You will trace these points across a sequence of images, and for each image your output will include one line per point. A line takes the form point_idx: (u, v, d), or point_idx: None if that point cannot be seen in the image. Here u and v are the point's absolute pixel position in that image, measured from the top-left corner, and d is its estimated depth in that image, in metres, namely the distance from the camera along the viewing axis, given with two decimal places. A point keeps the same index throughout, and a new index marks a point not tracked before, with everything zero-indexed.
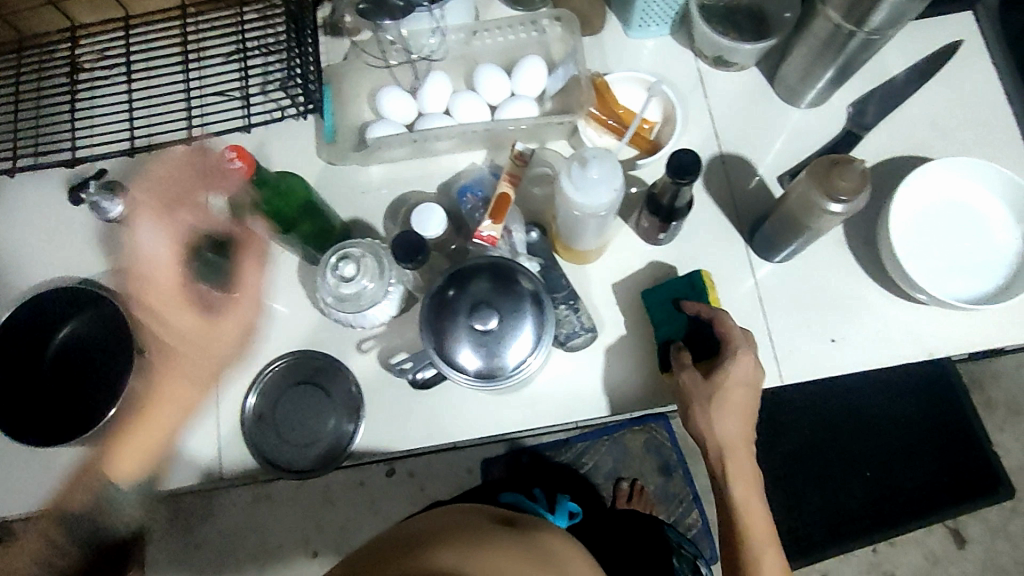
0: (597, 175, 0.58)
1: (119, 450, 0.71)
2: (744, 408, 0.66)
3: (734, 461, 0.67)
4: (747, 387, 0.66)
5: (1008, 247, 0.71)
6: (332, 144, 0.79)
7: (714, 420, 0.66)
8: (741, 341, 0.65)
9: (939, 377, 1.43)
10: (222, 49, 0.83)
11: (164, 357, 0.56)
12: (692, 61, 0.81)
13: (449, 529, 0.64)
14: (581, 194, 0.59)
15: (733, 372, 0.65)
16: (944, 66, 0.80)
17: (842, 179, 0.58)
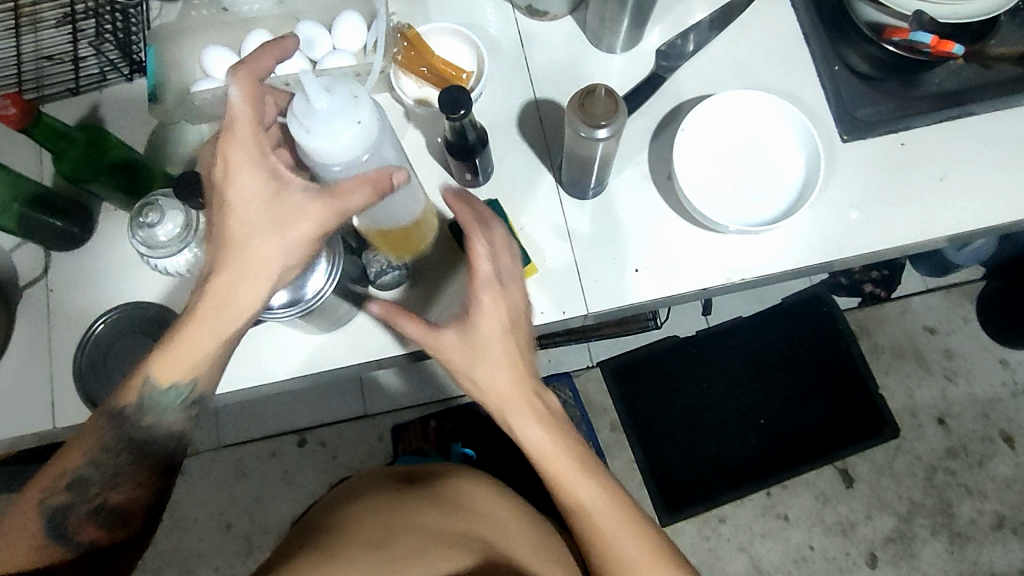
0: (328, 104, 0.55)
1: (166, 357, 0.60)
2: (504, 355, 0.62)
3: (512, 414, 0.63)
4: (508, 334, 0.61)
5: (794, 175, 0.77)
6: (159, 103, 0.79)
7: (470, 370, 0.62)
8: (486, 281, 0.60)
9: (826, 321, 1.48)
10: (50, 10, 0.84)
11: (223, 272, 0.58)
12: (509, 12, 0.84)
13: (356, 510, 0.78)
14: (312, 130, 0.55)
15: (479, 323, 0.60)
16: (747, 11, 0.84)
17: (594, 106, 0.64)
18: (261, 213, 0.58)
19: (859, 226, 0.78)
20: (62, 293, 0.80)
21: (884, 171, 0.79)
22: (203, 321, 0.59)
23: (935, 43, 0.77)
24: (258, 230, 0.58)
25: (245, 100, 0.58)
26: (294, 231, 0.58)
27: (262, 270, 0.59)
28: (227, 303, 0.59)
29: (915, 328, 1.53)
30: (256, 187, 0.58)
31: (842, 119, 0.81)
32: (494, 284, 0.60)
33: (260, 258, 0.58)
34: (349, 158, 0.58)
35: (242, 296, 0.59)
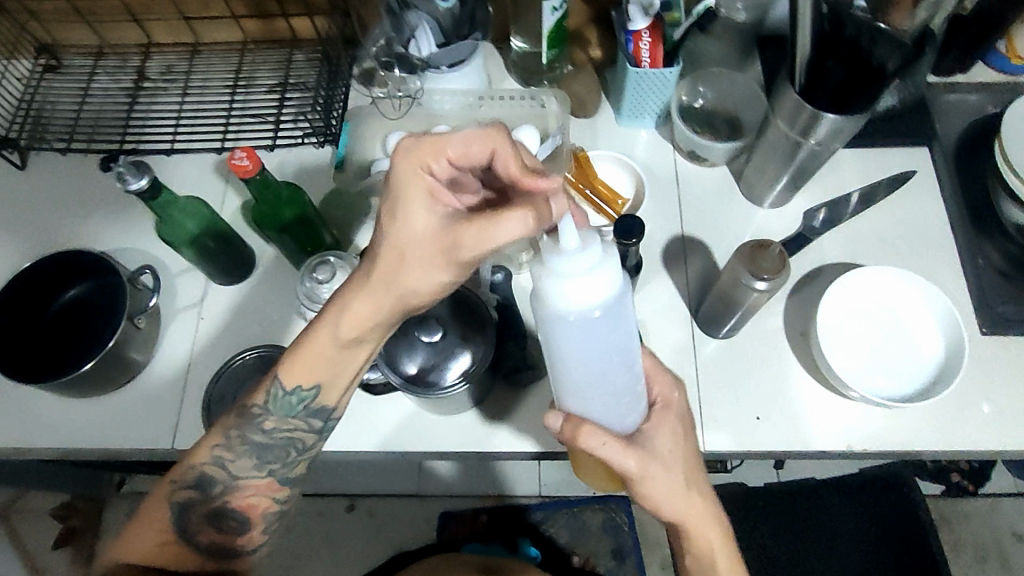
0: (577, 242, 0.47)
1: (294, 367, 0.63)
2: (684, 473, 0.61)
3: (697, 530, 0.63)
4: (686, 441, 0.63)
5: (932, 355, 0.77)
6: (341, 171, 0.88)
7: (657, 481, 0.60)
8: (673, 410, 0.63)
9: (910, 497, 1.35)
10: (267, 79, 0.96)
11: (370, 277, 0.58)
12: (670, 152, 0.91)
13: None
14: (557, 275, 0.48)
15: (656, 437, 0.61)
16: (896, 192, 0.89)
17: (763, 260, 0.67)
18: (421, 251, 0.56)
19: (990, 420, 0.77)
20: (211, 323, 0.85)
21: (1023, 372, 0.79)
22: (315, 338, 0.61)
23: None
24: (409, 261, 0.56)
25: (504, 139, 0.56)
26: (433, 250, 0.55)
27: (374, 303, 0.58)
28: (337, 316, 0.60)
29: (1002, 529, 1.44)
30: (426, 209, 0.56)
31: (981, 312, 0.82)
32: (674, 405, 0.63)
33: (394, 284, 0.57)
34: (580, 310, 0.49)
35: (349, 333, 0.60)
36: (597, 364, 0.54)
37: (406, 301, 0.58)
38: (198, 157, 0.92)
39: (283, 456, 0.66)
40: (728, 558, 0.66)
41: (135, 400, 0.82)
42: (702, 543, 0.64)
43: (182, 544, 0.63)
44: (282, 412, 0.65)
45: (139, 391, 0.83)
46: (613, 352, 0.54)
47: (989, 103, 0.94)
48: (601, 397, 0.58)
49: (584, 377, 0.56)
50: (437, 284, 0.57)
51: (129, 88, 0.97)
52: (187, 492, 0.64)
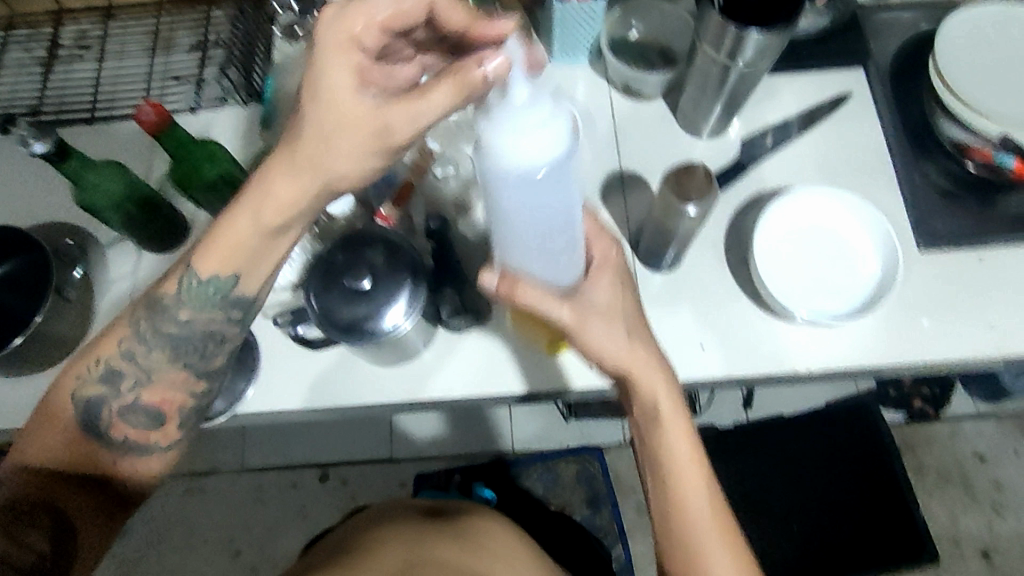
0: (526, 97, 0.45)
1: (209, 253, 0.63)
2: (623, 322, 0.62)
3: (641, 383, 0.63)
4: (627, 293, 0.64)
5: (869, 273, 0.78)
6: (268, 128, 0.86)
7: (597, 329, 0.61)
8: (612, 270, 0.64)
9: (872, 412, 1.42)
10: (187, 39, 0.92)
11: (296, 153, 0.57)
12: (605, 89, 0.89)
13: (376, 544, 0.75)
14: (500, 127, 0.46)
15: (598, 287, 0.63)
16: (833, 114, 0.88)
17: (689, 183, 0.66)
18: (342, 126, 0.55)
19: (929, 334, 0.78)
20: (146, 292, 0.83)
21: (958, 284, 0.80)
22: (239, 220, 0.61)
23: (1016, 167, 0.81)
24: (336, 142, 0.56)
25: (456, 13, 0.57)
26: (360, 131, 0.55)
27: (302, 182, 0.58)
28: (257, 195, 0.59)
29: (964, 452, 1.48)
30: (350, 80, 0.54)
31: (919, 229, 0.82)
32: (614, 262, 0.64)
33: (322, 156, 0.56)
34: (526, 168, 0.48)
35: (275, 218, 0.60)
36: (536, 216, 0.54)
37: (341, 175, 0.58)
38: (119, 124, 0.89)
39: (201, 348, 0.67)
40: (677, 423, 0.65)
41: None
42: (649, 401, 0.64)
43: (86, 439, 0.66)
44: (198, 304, 0.66)
45: None
46: (554, 206, 0.54)
47: (924, 21, 0.93)
48: (540, 250, 0.58)
49: (513, 228, 0.56)
50: (362, 157, 0.57)
51: (42, 57, 0.93)
52: (93, 388, 0.66)
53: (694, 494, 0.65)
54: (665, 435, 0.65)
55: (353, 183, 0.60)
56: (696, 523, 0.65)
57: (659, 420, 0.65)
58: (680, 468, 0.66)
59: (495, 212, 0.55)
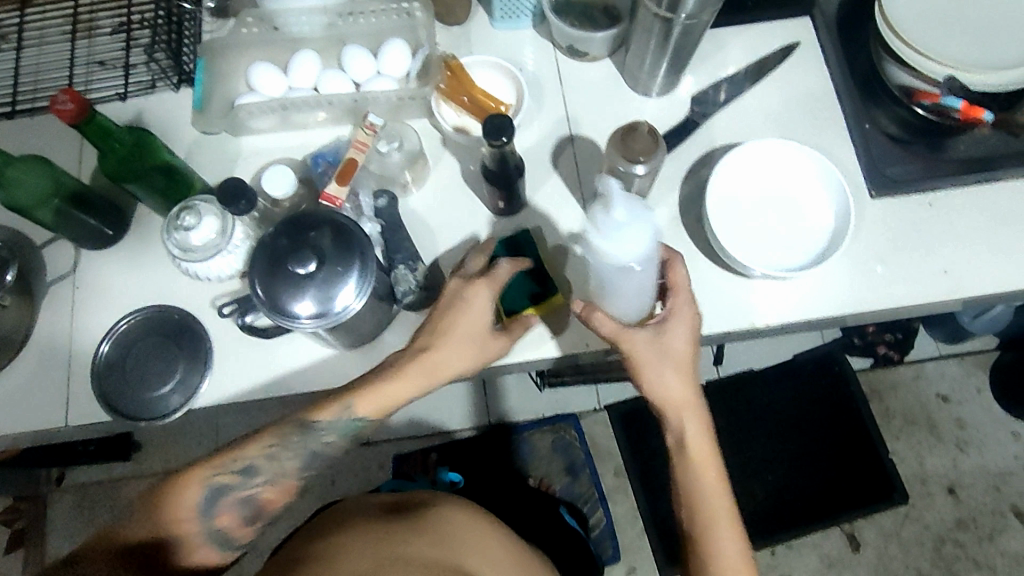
0: (626, 215, 0.57)
1: (365, 396, 0.65)
2: (687, 370, 0.67)
3: (687, 415, 0.67)
4: (687, 332, 0.68)
5: (824, 225, 0.78)
6: (202, 112, 0.82)
7: (660, 374, 0.67)
8: (684, 307, 0.68)
9: (840, 364, 1.44)
10: (109, 22, 0.87)
11: (442, 319, 0.68)
12: (550, 52, 0.87)
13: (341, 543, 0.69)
14: (602, 234, 0.59)
15: (672, 328, 0.67)
16: (781, 64, 0.87)
17: (634, 142, 0.65)
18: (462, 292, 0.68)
19: (882, 280, 0.78)
20: (89, 290, 0.80)
21: (911, 228, 0.81)
22: (407, 375, 0.66)
23: (965, 108, 0.81)
24: (455, 329, 0.67)
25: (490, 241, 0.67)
26: (482, 291, 0.68)
27: (456, 337, 0.67)
28: (410, 370, 0.66)
29: (928, 394, 1.51)
30: (485, 314, 0.68)
31: (871, 175, 0.82)
32: (688, 298, 0.68)
33: (463, 322, 0.67)
34: (620, 261, 0.60)
35: (452, 366, 0.67)
36: (635, 287, 0.66)
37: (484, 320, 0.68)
38: (45, 117, 0.85)
39: (313, 459, 0.66)
40: (703, 439, 0.67)
41: (16, 382, 0.77)
42: (683, 422, 0.67)
43: (191, 522, 0.62)
44: (343, 430, 0.66)
45: (19, 373, 0.78)
46: (645, 283, 0.66)
47: None
48: (628, 298, 0.68)
49: (622, 293, 0.67)
50: (480, 300, 0.67)
51: None
52: (226, 475, 0.63)
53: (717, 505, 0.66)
54: (693, 450, 0.67)
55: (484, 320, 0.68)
56: (716, 535, 0.65)
57: (689, 443, 0.67)
58: (705, 485, 0.66)
59: (598, 275, 0.67)
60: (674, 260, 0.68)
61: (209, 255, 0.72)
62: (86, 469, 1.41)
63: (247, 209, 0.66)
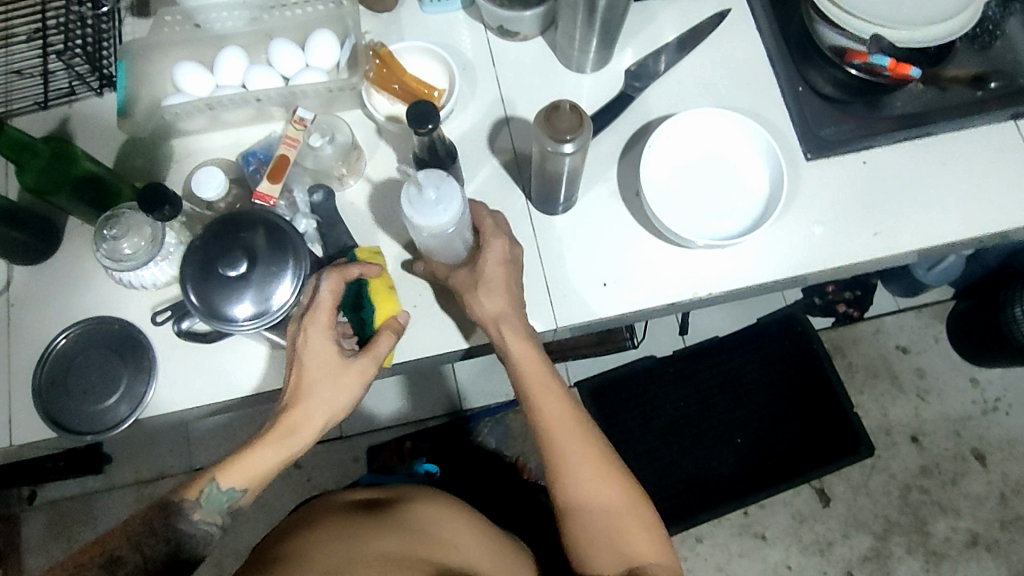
0: (436, 196, 0.62)
1: (230, 466, 0.65)
2: (505, 291, 0.70)
3: (508, 332, 0.70)
4: (500, 259, 0.70)
5: (759, 191, 0.79)
6: (127, 117, 0.79)
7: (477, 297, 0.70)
8: (493, 232, 0.70)
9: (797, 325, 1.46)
10: (24, 29, 0.84)
11: (300, 391, 0.67)
12: (482, 33, 0.86)
13: (309, 541, 0.67)
14: (422, 215, 0.62)
15: (485, 256, 0.70)
16: (714, 32, 0.87)
17: (559, 121, 0.65)
18: (326, 374, 0.67)
19: (821, 242, 0.79)
20: (25, 307, 0.78)
21: (852, 187, 0.81)
22: (269, 442, 0.66)
23: (893, 66, 0.81)
24: (312, 390, 0.67)
25: (329, 295, 0.67)
26: (330, 365, 0.67)
27: (312, 413, 0.67)
28: (284, 441, 0.66)
29: (888, 347, 1.54)
30: (335, 350, 0.67)
31: (806, 138, 0.83)
32: (498, 229, 0.71)
33: (314, 387, 0.67)
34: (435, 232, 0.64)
35: (317, 423, 0.67)
36: (451, 244, 0.69)
37: (342, 387, 0.68)
38: None
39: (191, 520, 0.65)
40: (544, 368, 0.71)
41: None
42: (519, 355, 0.70)
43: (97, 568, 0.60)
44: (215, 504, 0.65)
45: None
46: (458, 238, 0.69)
47: None
48: (446, 251, 0.70)
49: (440, 250, 0.70)
50: (336, 373, 0.67)
51: None
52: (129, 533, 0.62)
53: (558, 421, 0.69)
54: (535, 380, 0.70)
55: (352, 380, 0.68)
56: (564, 455, 0.69)
57: (532, 372, 0.70)
58: (553, 415, 0.70)
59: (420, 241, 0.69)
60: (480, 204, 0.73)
61: (143, 263, 0.71)
62: (55, 485, 1.39)
63: (171, 213, 0.65)
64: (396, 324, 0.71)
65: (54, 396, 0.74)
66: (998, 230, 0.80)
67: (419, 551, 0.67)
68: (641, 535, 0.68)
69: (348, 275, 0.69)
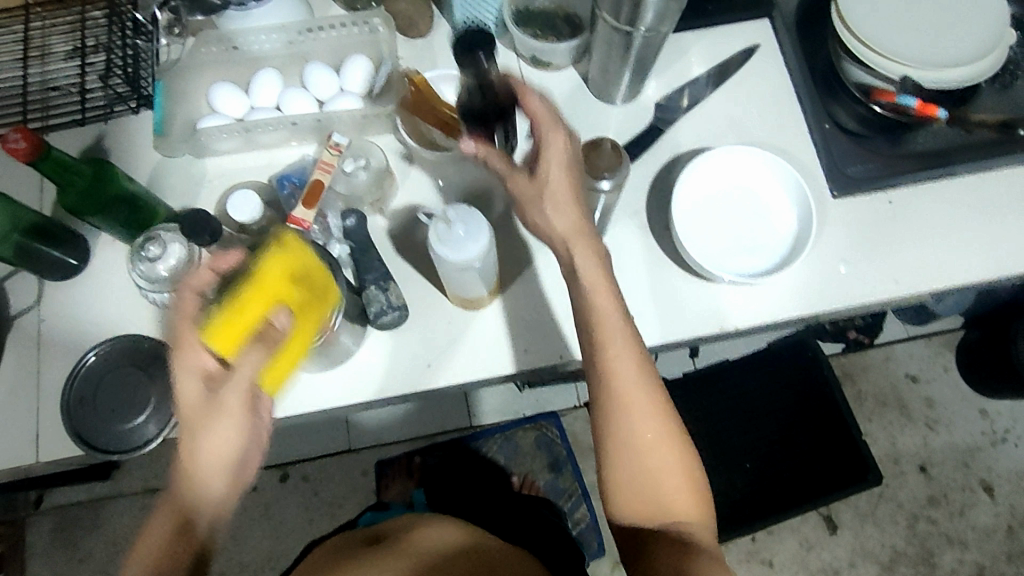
0: (465, 231, 0.64)
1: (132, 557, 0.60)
2: (575, 207, 0.64)
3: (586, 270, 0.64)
4: (562, 158, 0.64)
5: (786, 227, 0.80)
6: (163, 136, 0.81)
7: (536, 206, 0.65)
8: (550, 124, 0.63)
9: (807, 350, 1.46)
10: (62, 46, 0.85)
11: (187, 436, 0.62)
12: (514, 63, 0.87)
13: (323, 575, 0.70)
14: (451, 249, 0.64)
15: (548, 155, 0.64)
16: (743, 68, 0.88)
17: (599, 157, 0.67)
18: (203, 416, 0.61)
19: (845, 280, 0.80)
20: (54, 322, 0.79)
21: (872, 230, 0.82)
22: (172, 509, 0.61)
23: (920, 106, 0.83)
24: (195, 432, 0.61)
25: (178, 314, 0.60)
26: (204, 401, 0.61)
27: (207, 460, 0.62)
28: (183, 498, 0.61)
29: (897, 375, 1.55)
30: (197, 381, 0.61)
31: (833, 176, 0.84)
32: (554, 119, 0.64)
33: (196, 428, 0.62)
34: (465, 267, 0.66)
35: (213, 474, 0.62)
36: (477, 279, 0.71)
37: (229, 423, 0.62)
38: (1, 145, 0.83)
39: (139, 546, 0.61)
40: (614, 309, 0.64)
41: None
42: (593, 282, 0.64)
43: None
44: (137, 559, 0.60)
45: None
46: (485, 274, 0.70)
47: None
48: (469, 287, 0.72)
49: (470, 286, 0.72)
50: (214, 412, 0.62)
51: None
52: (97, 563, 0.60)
53: (624, 362, 0.63)
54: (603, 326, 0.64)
55: (235, 411, 0.62)
56: (626, 398, 0.62)
57: (593, 279, 0.64)
58: (618, 353, 0.63)
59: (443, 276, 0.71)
60: (528, 88, 0.64)
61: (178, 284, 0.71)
62: (64, 491, 1.39)
63: (210, 242, 0.65)
64: (269, 338, 0.60)
65: (81, 411, 0.74)
66: (1020, 273, 0.81)
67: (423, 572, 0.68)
68: (682, 495, 0.62)
69: (201, 286, 0.60)
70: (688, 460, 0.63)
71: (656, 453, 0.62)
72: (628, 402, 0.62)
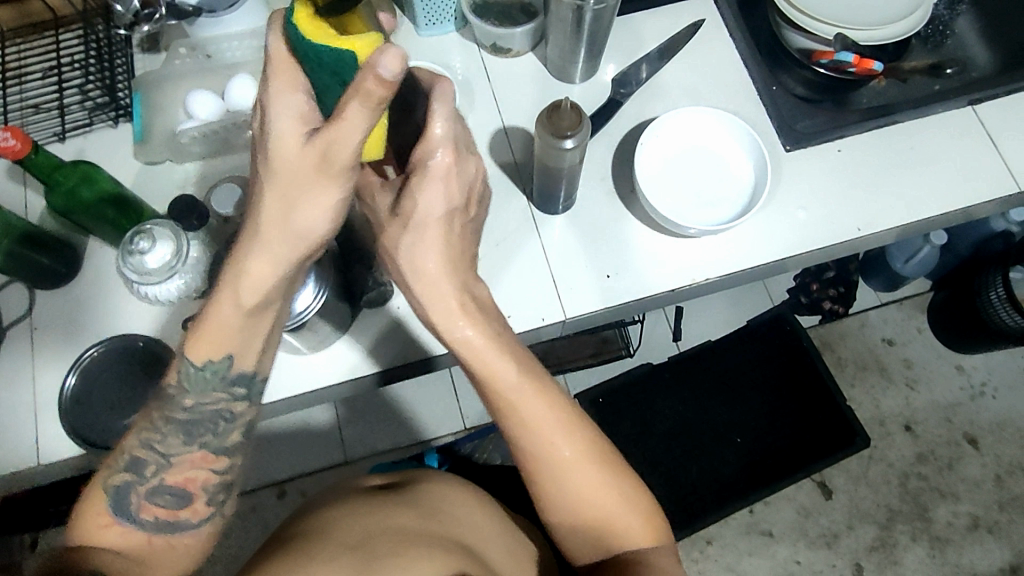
0: None
1: (198, 341, 0.64)
2: (456, 232, 0.62)
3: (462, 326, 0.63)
4: (443, 176, 0.59)
5: (744, 181, 0.85)
6: (143, 144, 0.85)
7: (403, 233, 0.61)
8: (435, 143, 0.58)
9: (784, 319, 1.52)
10: (38, 66, 0.88)
11: (270, 216, 0.58)
12: (477, 53, 0.92)
13: (319, 515, 0.70)
14: None
15: (429, 179, 0.60)
16: (692, 41, 0.93)
17: (560, 118, 0.71)
18: (290, 178, 0.56)
19: (805, 224, 0.85)
20: (46, 330, 0.80)
21: (828, 181, 0.87)
22: (225, 295, 0.62)
23: (857, 61, 0.89)
24: (280, 204, 0.57)
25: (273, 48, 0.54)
26: (303, 170, 0.56)
27: (290, 234, 0.59)
28: (255, 269, 0.60)
29: (874, 340, 1.60)
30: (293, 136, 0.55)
31: (785, 131, 0.89)
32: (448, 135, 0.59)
33: (279, 206, 0.57)
34: None
35: (266, 263, 0.60)
36: None
37: (319, 199, 0.57)
38: None
39: (212, 426, 0.66)
40: (508, 353, 0.64)
41: None
42: (472, 333, 0.63)
43: (119, 523, 0.61)
44: (199, 386, 0.65)
45: None
46: None
47: None
48: None
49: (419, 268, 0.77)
50: (295, 179, 0.56)
51: None
52: (122, 474, 0.63)
53: (529, 406, 0.64)
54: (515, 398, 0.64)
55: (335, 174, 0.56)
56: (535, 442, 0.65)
57: (476, 351, 0.63)
58: (523, 401, 0.64)
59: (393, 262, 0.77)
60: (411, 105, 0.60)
61: (165, 277, 0.73)
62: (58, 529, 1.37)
63: (199, 224, 0.75)
64: None
65: (79, 408, 0.76)
66: (965, 208, 0.87)
67: (438, 531, 0.68)
68: (636, 520, 0.67)
69: None
70: (630, 484, 0.67)
71: (595, 492, 0.66)
72: (557, 455, 0.65)
